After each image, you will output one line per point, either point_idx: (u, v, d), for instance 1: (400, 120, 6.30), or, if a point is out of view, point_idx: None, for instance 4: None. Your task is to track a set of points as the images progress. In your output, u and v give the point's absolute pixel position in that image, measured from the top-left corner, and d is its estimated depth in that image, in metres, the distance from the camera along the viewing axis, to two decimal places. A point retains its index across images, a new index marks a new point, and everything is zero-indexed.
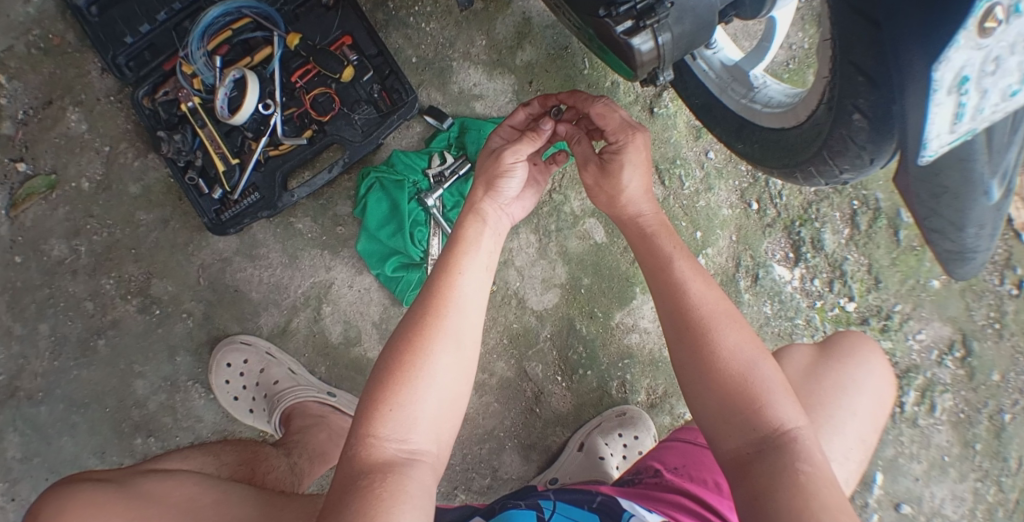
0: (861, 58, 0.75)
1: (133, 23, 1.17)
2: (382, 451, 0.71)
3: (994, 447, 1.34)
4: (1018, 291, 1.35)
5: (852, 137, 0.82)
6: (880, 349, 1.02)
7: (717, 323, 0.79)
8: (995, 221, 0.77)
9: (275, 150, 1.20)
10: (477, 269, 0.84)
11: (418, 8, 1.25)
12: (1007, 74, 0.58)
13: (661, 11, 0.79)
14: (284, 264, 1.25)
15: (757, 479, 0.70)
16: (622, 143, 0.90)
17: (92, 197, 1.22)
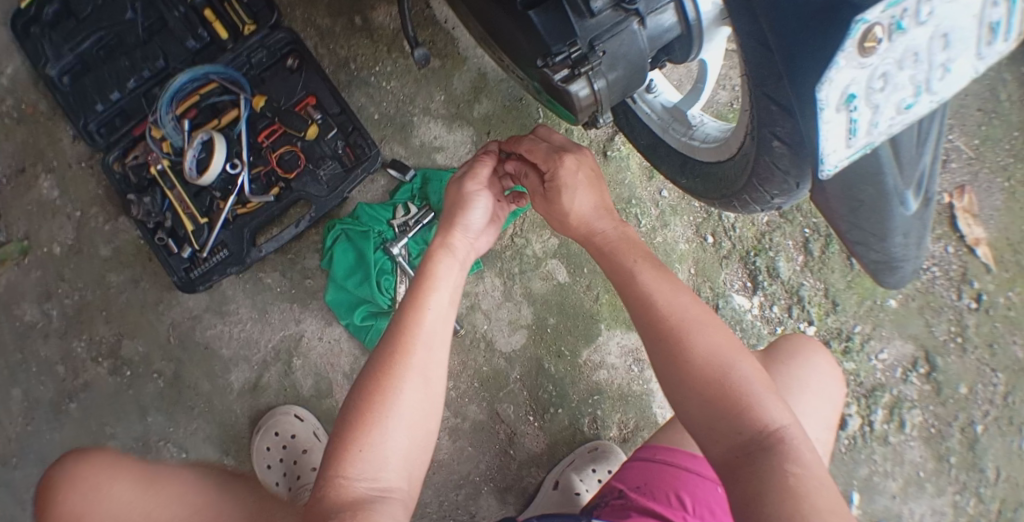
0: (772, 89, 0.77)
1: (105, 92, 1.24)
2: (354, 490, 0.72)
3: (970, 460, 1.38)
4: (977, 305, 1.41)
5: (776, 163, 0.85)
6: (824, 350, 1.06)
7: (690, 330, 0.80)
8: (920, 228, 0.82)
9: (243, 208, 1.23)
10: (443, 299, 0.87)
11: (378, 68, 1.30)
12: (896, 89, 0.59)
13: (594, 59, 0.83)
14: (254, 319, 1.26)
15: (742, 483, 0.69)
16: (552, 170, 0.94)
17: (64, 260, 1.25)
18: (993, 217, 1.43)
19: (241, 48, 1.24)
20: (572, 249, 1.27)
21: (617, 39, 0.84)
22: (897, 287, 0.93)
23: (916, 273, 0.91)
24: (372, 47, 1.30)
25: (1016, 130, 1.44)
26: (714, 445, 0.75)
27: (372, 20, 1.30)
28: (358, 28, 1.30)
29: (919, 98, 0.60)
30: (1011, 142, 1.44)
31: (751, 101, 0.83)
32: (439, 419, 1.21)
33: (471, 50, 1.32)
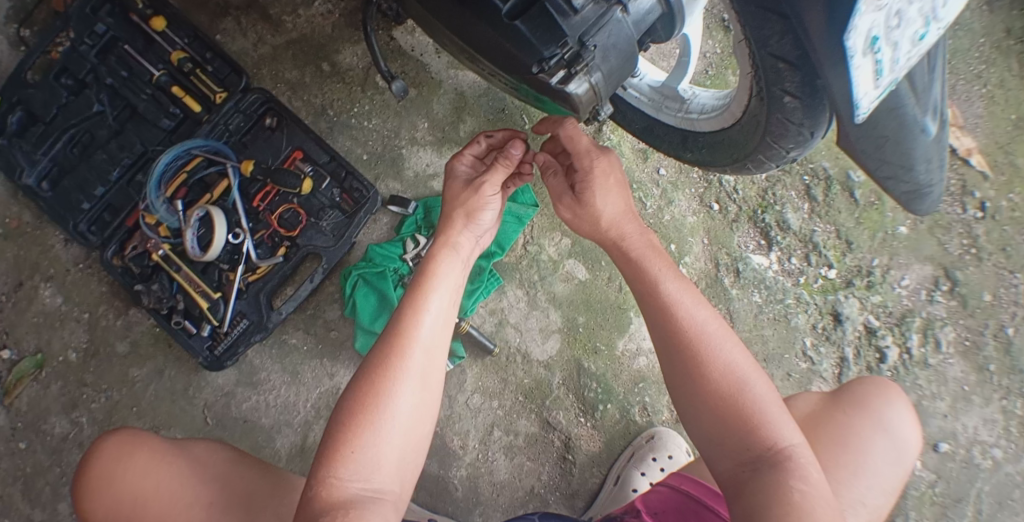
0: (777, 48, 0.79)
1: (88, 189, 1.23)
2: (344, 491, 0.73)
3: (1008, 363, 1.38)
4: (983, 213, 1.42)
5: (789, 118, 0.86)
6: (901, 406, 0.99)
7: (711, 339, 0.83)
8: (940, 154, 0.83)
9: (254, 274, 1.22)
10: (441, 301, 0.86)
11: (357, 109, 1.30)
12: (910, 23, 0.62)
13: (587, 56, 0.84)
14: (288, 382, 1.25)
15: (749, 499, 0.75)
16: (587, 167, 0.95)
17: (82, 366, 1.23)
18: (978, 124, 1.45)
19: (216, 118, 1.23)
20: (585, 245, 1.27)
21: (604, 31, 0.85)
22: (924, 215, 0.94)
23: (941, 199, 0.91)
24: (347, 89, 1.30)
25: (981, 37, 1.46)
26: (726, 456, 0.79)
27: (339, 63, 1.31)
28: (327, 73, 1.30)
29: (930, 27, 0.64)
30: (979, 49, 1.46)
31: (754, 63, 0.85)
32: (493, 440, 1.21)
33: (445, 72, 1.32)
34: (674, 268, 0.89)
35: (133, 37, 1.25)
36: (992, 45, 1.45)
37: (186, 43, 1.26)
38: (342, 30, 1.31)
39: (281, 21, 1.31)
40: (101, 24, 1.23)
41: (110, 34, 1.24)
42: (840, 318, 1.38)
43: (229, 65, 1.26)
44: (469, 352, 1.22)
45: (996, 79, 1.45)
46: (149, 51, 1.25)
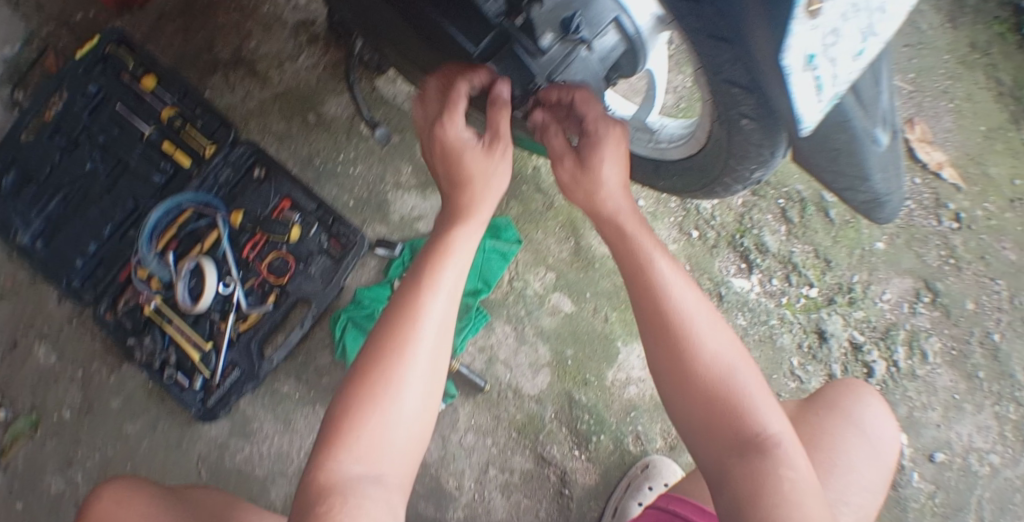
0: (730, 73, 0.76)
1: (81, 246, 1.25)
2: (341, 473, 0.72)
3: (998, 369, 1.40)
4: (958, 224, 1.45)
5: (749, 139, 0.87)
6: (877, 406, 1.01)
7: (707, 319, 0.80)
8: (894, 162, 0.85)
9: (244, 324, 1.23)
10: (450, 276, 0.82)
11: (343, 157, 1.33)
12: (847, 39, 0.61)
13: (555, 92, 0.90)
14: (280, 431, 1.23)
15: (740, 488, 0.74)
16: (597, 133, 0.87)
17: (77, 423, 1.23)
18: (948, 138, 1.49)
19: (206, 171, 1.27)
20: (570, 278, 1.29)
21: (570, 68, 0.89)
22: (886, 222, 0.96)
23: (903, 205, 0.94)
24: (332, 138, 1.33)
25: (946, 53, 1.53)
26: (711, 440, 0.78)
27: (325, 113, 1.34)
28: (313, 124, 1.34)
29: (868, 42, 0.62)
30: (943, 65, 1.52)
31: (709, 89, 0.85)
32: (488, 479, 1.21)
33: None
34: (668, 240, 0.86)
35: (126, 95, 1.28)
36: (956, 60, 1.52)
37: (176, 99, 1.29)
38: (327, 82, 1.35)
39: (268, 75, 1.35)
40: (93, 84, 1.28)
41: (102, 94, 1.28)
42: (825, 335, 1.40)
43: (218, 120, 1.29)
44: (460, 389, 1.24)
45: (963, 93, 1.51)
46: (141, 109, 1.28)
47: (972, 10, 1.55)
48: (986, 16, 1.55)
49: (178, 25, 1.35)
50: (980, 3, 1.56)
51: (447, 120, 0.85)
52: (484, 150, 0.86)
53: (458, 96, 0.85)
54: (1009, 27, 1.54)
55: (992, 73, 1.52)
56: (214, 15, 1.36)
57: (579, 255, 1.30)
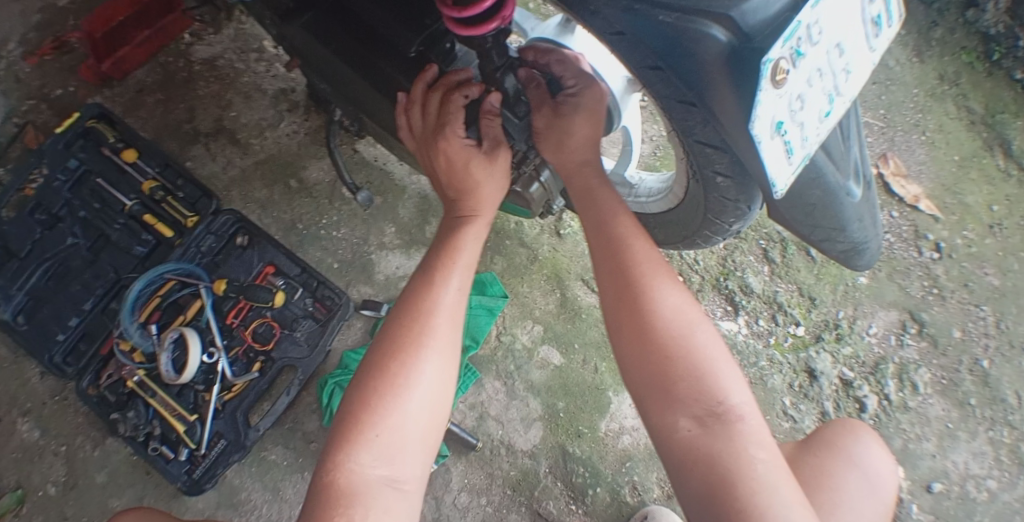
0: (702, 135, 0.77)
1: (63, 319, 1.23)
2: (362, 476, 0.71)
3: (989, 394, 1.40)
4: (939, 254, 1.48)
5: (725, 196, 0.88)
6: (875, 442, 1.01)
7: (658, 280, 0.81)
8: (869, 211, 0.87)
9: (229, 393, 1.22)
10: (458, 280, 0.84)
11: (326, 220, 1.34)
12: (812, 103, 0.65)
13: (532, 157, 0.95)
14: (269, 500, 1.20)
15: (700, 467, 0.71)
16: (580, 88, 0.89)
17: (62, 499, 1.19)
18: (923, 170, 1.53)
19: (188, 241, 1.26)
20: (558, 329, 1.30)
21: None
22: (868, 268, 0.98)
23: (881, 251, 0.96)
24: (314, 203, 1.34)
25: (914, 87, 1.59)
26: (664, 422, 0.75)
27: (307, 179, 1.35)
28: (295, 189, 1.35)
29: (834, 102, 0.67)
30: (912, 99, 1.58)
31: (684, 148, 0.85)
32: None
33: (408, 178, 1.37)
34: (632, 220, 0.87)
35: (106, 169, 1.29)
36: (924, 94, 1.57)
37: (157, 171, 1.30)
38: (307, 147, 1.37)
39: (248, 143, 1.36)
40: (73, 159, 1.29)
41: (83, 167, 1.29)
42: (815, 373, 1.39)
43: (200, 189, 1.29)
44: (452, 449, 1.22)
45: (934, 124, 1.56)
46: (122, 182, 1.29)
47: (938, 43, 1.62)
48: (953, 48, 1.61)
49: (158, 98, 1.37)
50: (946, 35, 1.62)
51: (447, 137, 0.87)
52: (486, 160, 0.89)
53: (456, 110, 0.86)
54: (976, 56, 1.60)
55: (963, 103, 1.57)
56: (193, 87, 1.38)
57: (565, 306, 1.31)
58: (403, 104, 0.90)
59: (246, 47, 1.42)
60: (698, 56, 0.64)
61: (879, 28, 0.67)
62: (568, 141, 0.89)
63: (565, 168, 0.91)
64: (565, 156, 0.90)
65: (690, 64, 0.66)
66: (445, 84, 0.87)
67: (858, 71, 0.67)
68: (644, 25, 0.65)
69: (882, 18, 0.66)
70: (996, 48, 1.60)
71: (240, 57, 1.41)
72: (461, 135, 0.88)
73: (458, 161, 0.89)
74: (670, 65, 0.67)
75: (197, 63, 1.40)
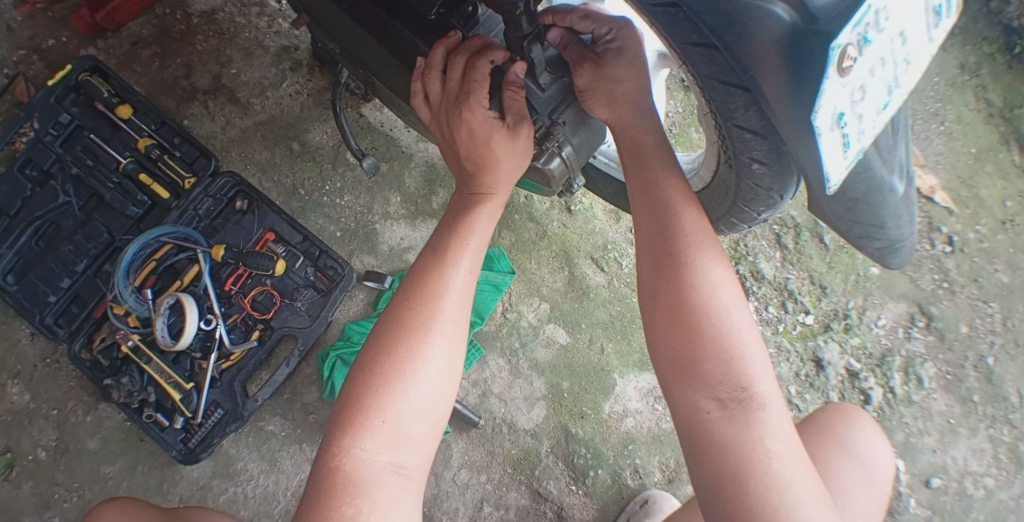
0: (743, 119, 0.76)
1: (54, 281, 1.20)
2: (365, 464, 0.69)
3: (990, 392, 1.37)
4: (951, 247, 1.44)
5: (758, 183, 0.85)
6: (871, 425, 0.98)
7: (694, 259, 0.77)
8: (909, 210, 0.82)
9: (227, 361, 1.20)
10: (468, 262, 0.81)
11: (329, 187, 1.31)
12: (873, 95, 0.62)
13: (558, 132, 0.89)
14: (266, 471, 1.19)
15: (719, 459, 0.69)
16: (616, 35, 0.86)
17: (53, 464, 1.17)
18: (939, 161, 1.49)
19: (185, 203, 1.23)
20: (564, 308, 1.28)
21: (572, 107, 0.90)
22: (896, 269, 0.93)
23: (912, 252, 0.90)
24: (317, 167, 1.31)
25: (935, 76, 1.54)
26: (687, 402, 0.73)
27: (310, 142, 1.32)
28: (297, 152, 1.31)
29: (893, 95, 0.64)
30: (933, 87, 1.53)
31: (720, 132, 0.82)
32: (483, 517, 1.17)
33: (415, 146, 1.34)
34: (682, 192, 0.82)
35: (99, 125, 1.25)
36: (946, 83, 1.53)
37: (153, 129, 1.26)
38: (310, 110, 1.34)
39: (249, 103, 1.33)
40: (66, 114, 1.24)
41: (75, 123, 1.25)
42: (822, 363, 1.37)
43: (197, 150, 1.26)
44: (454, 425, 1.20)
45: (953, 115, 1.52)
46: (115, 139, 1.25)
47: (960, 31, 1.57)
48: (975, 38, 1.57)
49: (154, 52, 1.33)
50: (969, 24, 1.58)
51: (471, 107, 0.83)
52: (508, 135, 0.84)
53: (481, 77, 0.82)
54: (998, 48, 1.56)
55: (982, 94, 1.53)
56: (191, 41, 1.34)
57: (573, 285, 1.29)
58: (420, 71, 0.86)
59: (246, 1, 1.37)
60: (755, 35, 0.63)
61: (940, 19, 0.63)
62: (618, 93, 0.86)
63: (620, 122, 0.87)
64: (618, 108, 0.86)
65: (745, 45, 0.65)
66: (468, 49, 0.84)
67: (917, 62, 0.64)
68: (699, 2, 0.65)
69: (943, 8, 0.63)
70: (1018, 41, 1.55)
71: (241, 12, 1.37)
72: (485, 105, 0.83)
73: (479, 134, 0.84)
74: (726, 44, 0.66)
75: (196, 16, 1.36)
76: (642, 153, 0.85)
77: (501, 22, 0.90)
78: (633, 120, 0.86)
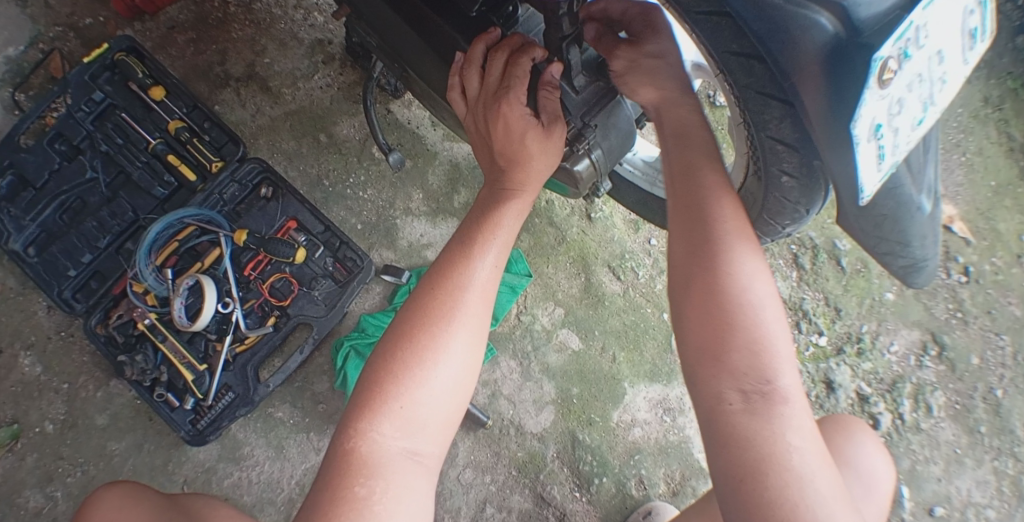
0: (776, 131, 0.76)
1: (75, 255, 1.21)
2: (381, 447, 0.70)
3: (998, 424, 1.35)
4: (967, 277, 1.44)
5: (786, 196, 0.85)
6: (879, 446, 0.98)
7: (727, 251, 0.76)
8: (934, 230, 0.81)
9: (241, 345, 1.21)
10: (494, 256, 0.81)
11: (353, 179, 1.31)
12: (909, 109, 0.62)
13: (589, 135, 0.89)
14: (271, 457, 1.19)
15: (740, 453, 0.69)
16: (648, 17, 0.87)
17: (60, 438, 1.18)
18: (959, 191, 1.49)
19: (211, 187, 1.24)
20: (579, 314, 1.28)
21: (604, 111, 0.91)
22: (917, 289, 0.92)
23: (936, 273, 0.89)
24: (343, 160, 1.32)
25: (958, 107, 1.54)
26: (711, 390, 0.72)
27: (337, 134, 1.33)
28: (324, 144, 1.32)
29: (927, 112, 0.64)
30: (958, 118, 1.53)
31: (751, 142, 0.82)
32: (485, 517, 1.17)
33: (440, 144, 1.35)
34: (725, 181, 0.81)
35: (131, 105, 1.27)
36: (969, 114, 1.52)
37: (184, 112, 1.27)
38: (340, 103, 1.35)
39: (280, 93, 1.34)
40: (99, 92, 1.26)
41: (108, 101, 1.26)
42: (833, 385, 1.37)
43: (226, 135, 1.27)
44: (462, 424, 1.20)
45: (974, 146, 1.51)
46: (146, 120, 1.27)
47: (986, 64, 1.57)
48: (1002, 70, 1.56)
49: (190, 37, 1.35)
50: (995, 57, 1.57)
51: (509, 102, 0.83)
52: (543, 133, 0.84)
53: (522, 74, 0.83)
54: (1022, 83, 1.55)
55: (1004, 128, 1.53)
56: (227, 29, 1.36)
57: (588, 292, 1.29)
58: (458, 66, 0.87)
59: None
60: (798, 44, 0.63)
61: (974, 42, 0.63)
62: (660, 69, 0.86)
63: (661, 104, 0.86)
64: (660, 85, 0.86)
65: (788, 55, 0.65)
66: (509, 46, 0.85)
67: (952, 83, 0.64)
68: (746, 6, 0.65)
69: (980, 30, 0.63)
70: None
71: (278, 2, 1.38)
72: (523, 102, 0.84)
73: (515, 130, 0.84)
74: (769, 52, 0.66)
75: (232, 5, 1.37)
76: (702, 144, 0.83)
77: (540, 22, 0.91)
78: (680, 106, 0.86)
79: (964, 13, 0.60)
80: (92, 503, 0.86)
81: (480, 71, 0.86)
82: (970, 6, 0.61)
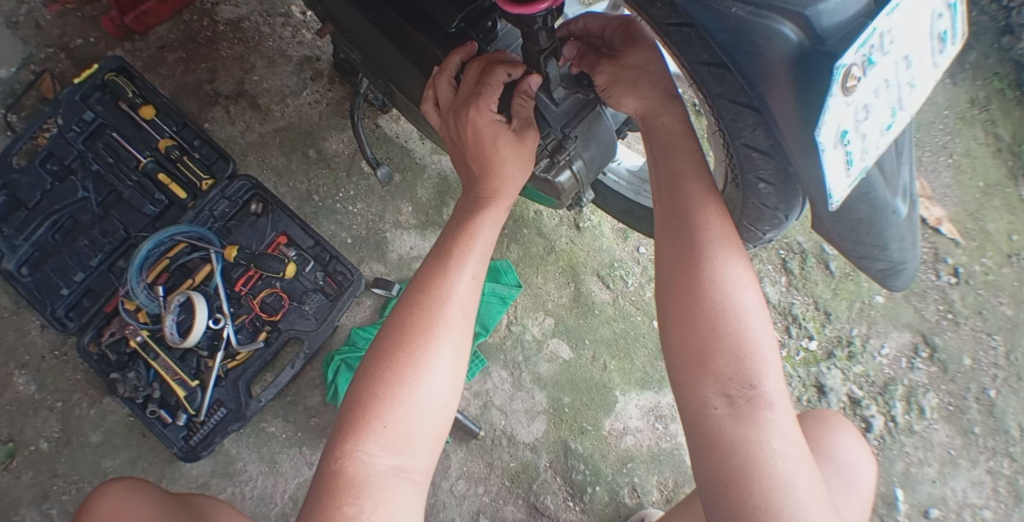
0: (750, 139, 0.77)
1: (68, 274, 1.22)
2: (368, 467, 0.70)
3: (992, 424, 1.36)
4: (956, 279, 1.45)
5: (764, 203, 0.86)
6: (861, 439, 0.99)
7: (711, 260, 0.76)
8: (912, 232, 0.82)
9: (233, 361, 1.21)
10: (473, 268, 0.81)
11: (342, 194, 1.32)
12: (877, 113, 0.63)
13: (569, 145, 0.91)
14: (265, 472, 1.20)
15: (727, 461, 0.70)
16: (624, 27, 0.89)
17: (54, 455, 1.19)
18: (947, 194, 1.50)
19: (202, 203, 1.25)
20: (569, 324, 1.29)
21: (584, 121, 0.92)
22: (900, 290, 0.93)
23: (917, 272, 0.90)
24: (333, 175, 1.33)
25: (945, 110, 1.55)
26: (694, 397, 0.74)
27: (326, 149, 1.34)
28: (313, 159, 1.33)
29: (895, 116, 0.65)
30: (943, 121, 1.54)
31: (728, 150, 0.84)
32: None
33: (429, 158, 1.36)
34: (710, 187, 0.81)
35: (122, 124, 1.28)
36: (955, 117, 1.54)
37: (175, 130, 1.28)
38: (329, 118, 1.36)
39: (269, 109, 1.35)
40: (90, 111, 1.27)
41: (99, 121, 1.27)
42: (824, 389, 1.37)
43: (216, 152, 1.28)
44: (454, 435, 1.21)
45: (961, 148, 1.53)
46: (137, 138, 1.27)
47: (972, 66, 1.58)
48: (985, 74, 1.58)
49: (180, 56, 1.36)
50: (980, 59, 1.58)
51: (477, 107, 0.84)
52: (515, 137, 0.85)
53: (495, 83, 0.84)
54: (1008, 84, 1.57)
55: (990, 129, 1.54)
56: (217, 47, 1.37)
57: (578, 301, 1.30)
58: (432, 76, 0.88)
59: (272, 11, 1.40)
60: (764, 54, 0.65)
61: (944, 45, 0.65)
62: (640, 79, 0.87)
63: (647, 111, 0.87)
64: (643, 93, 0.87)
65: (756, 63, 0.66)
66: (484, 60, 0.86)
67: (922, 86, 0.65)
68: (713, 18, 0.66)
69: (948, 34, 0.64)
70: None
71: (266, 21, 1.40)
72: (493, 108, 0.85)
73: (485, 136, 0.85)
74: (735, 62, 0.67)
75: (222, 23, 1.38)
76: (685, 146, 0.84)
77: (519, 37, 0.93)
78: (661, 107, 0.86)
79: (932, 17, 0.61)
80: (96, 497, 0.86)
81: (452, 80, 0.87)
82: (939, 10, 0.62)
